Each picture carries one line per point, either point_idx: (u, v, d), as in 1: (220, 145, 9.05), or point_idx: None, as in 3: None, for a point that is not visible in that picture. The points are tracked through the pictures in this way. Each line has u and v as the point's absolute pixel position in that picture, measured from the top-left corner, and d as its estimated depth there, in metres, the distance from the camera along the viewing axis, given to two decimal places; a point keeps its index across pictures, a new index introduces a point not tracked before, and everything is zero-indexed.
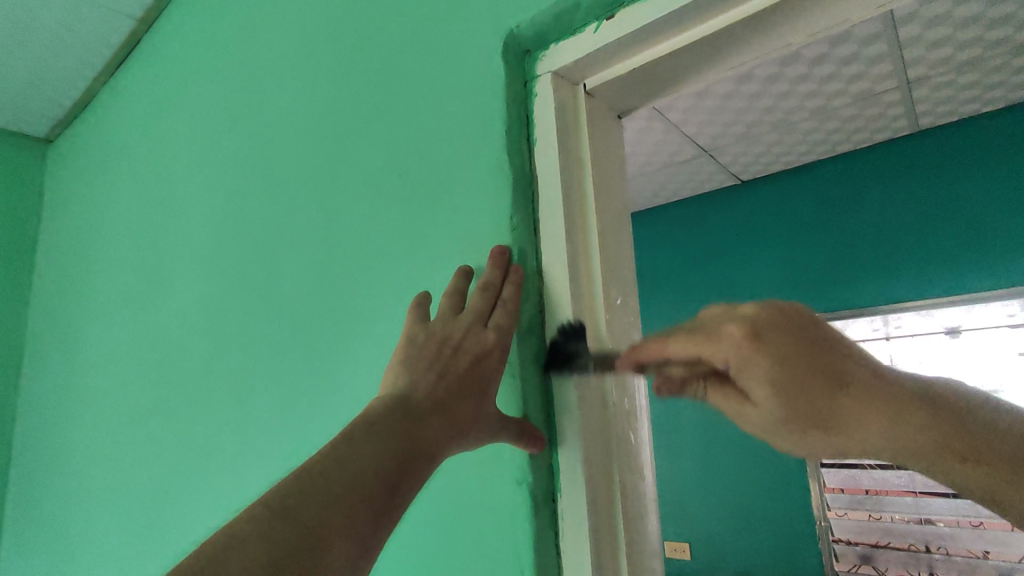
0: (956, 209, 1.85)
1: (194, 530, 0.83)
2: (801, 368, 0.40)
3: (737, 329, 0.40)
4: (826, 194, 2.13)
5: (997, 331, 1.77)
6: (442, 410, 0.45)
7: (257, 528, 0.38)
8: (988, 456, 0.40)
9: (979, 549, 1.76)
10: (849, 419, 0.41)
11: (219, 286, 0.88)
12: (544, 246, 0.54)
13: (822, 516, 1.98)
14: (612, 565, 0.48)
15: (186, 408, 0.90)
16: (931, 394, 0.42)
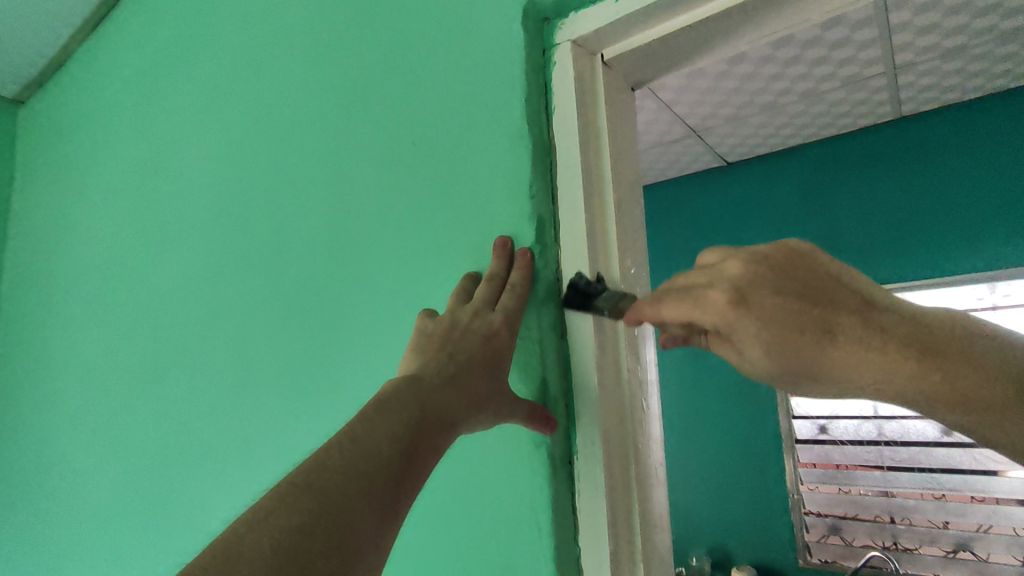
0: (949, 190, 1.84)
1: (189, 483, 0.89)
2: (786, 327, 0.39)
3: (720, 296, 0.39)
4: (827, 165, 2.08)
5: (967, 315, 1.77)
6: (454, 381, 0.47)
7: (282, 501, 0.39)
8: (993, 398, 0.37)
9: (939, 519, 1.82)
10: (856, 375, 0.39)
11: (216, 252, 0.92)
12: (563, 215, 0.54)
13: (794, 489, 2.03)
14: (626, 523, 0.51)
15: (192, 381, 0.92)
16: (934, 333, 0.39)
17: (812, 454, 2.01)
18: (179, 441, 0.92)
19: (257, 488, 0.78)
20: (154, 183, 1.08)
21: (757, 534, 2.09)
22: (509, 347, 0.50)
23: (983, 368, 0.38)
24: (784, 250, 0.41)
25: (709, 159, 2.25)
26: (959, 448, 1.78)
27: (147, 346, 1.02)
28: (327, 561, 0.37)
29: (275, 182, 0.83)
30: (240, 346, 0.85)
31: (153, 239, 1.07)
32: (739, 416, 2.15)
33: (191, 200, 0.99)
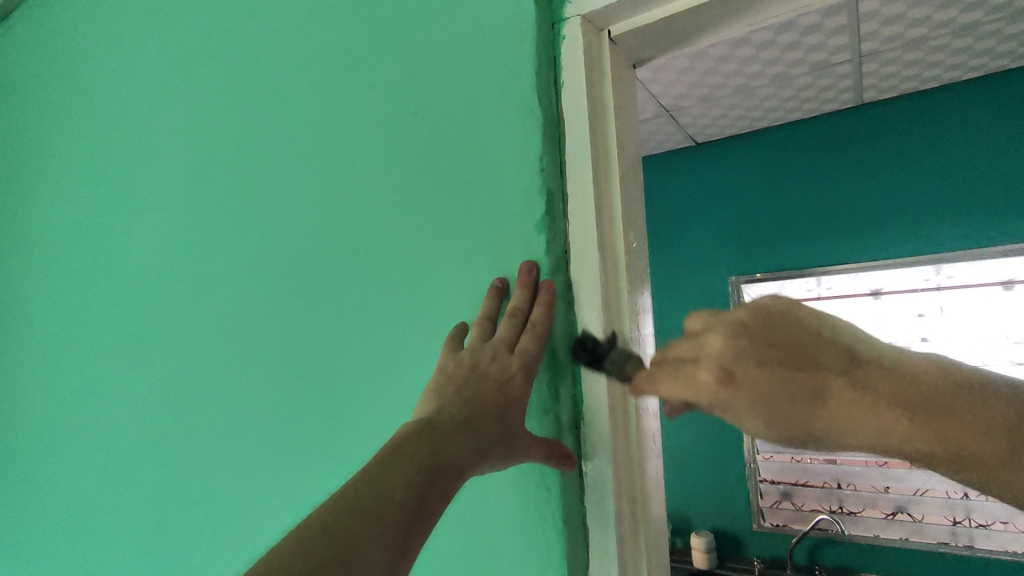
0: (905, 173, 1.88)
1: (126, 496, 0.82)
2: (778, 400, 0.36)
3: (707, 376, 0.36)
4: (794, 148, 2.10)
5: (915, 295, 1.86)
6: (466, 428, 0.44)
7: (293, 551, 0.37)
8: (981, 453, 0.36)
9: (881, 484, 1.94)
10: (841, 434, 0.37)
11: (157, 243, 0.84)
12: (570, 187, 0.52)
13: (751, 459, 2.13)
14: (633, 532, 0.49)
15: (134, 395, 0.84)
16: (926, 382, 0.36)
17: None
18: (120, 463, 0.84)
19: (216, 516, 0.73)
20: (89, 170, 0.97)
21: (715, 500, 2.20)
22: (524, 398, 0.46)
23: (971, 421, 0.36)
24: (768, 307, 0.37)
25: (680, 138, 2.25)
26: None
27: (76, 350, 0.92)
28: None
29: (233, 180, 0.76)
30: (194, 357, 0.78)
31: (82, 234, 0.95)
32: None
33: (132, 195, 0.89)
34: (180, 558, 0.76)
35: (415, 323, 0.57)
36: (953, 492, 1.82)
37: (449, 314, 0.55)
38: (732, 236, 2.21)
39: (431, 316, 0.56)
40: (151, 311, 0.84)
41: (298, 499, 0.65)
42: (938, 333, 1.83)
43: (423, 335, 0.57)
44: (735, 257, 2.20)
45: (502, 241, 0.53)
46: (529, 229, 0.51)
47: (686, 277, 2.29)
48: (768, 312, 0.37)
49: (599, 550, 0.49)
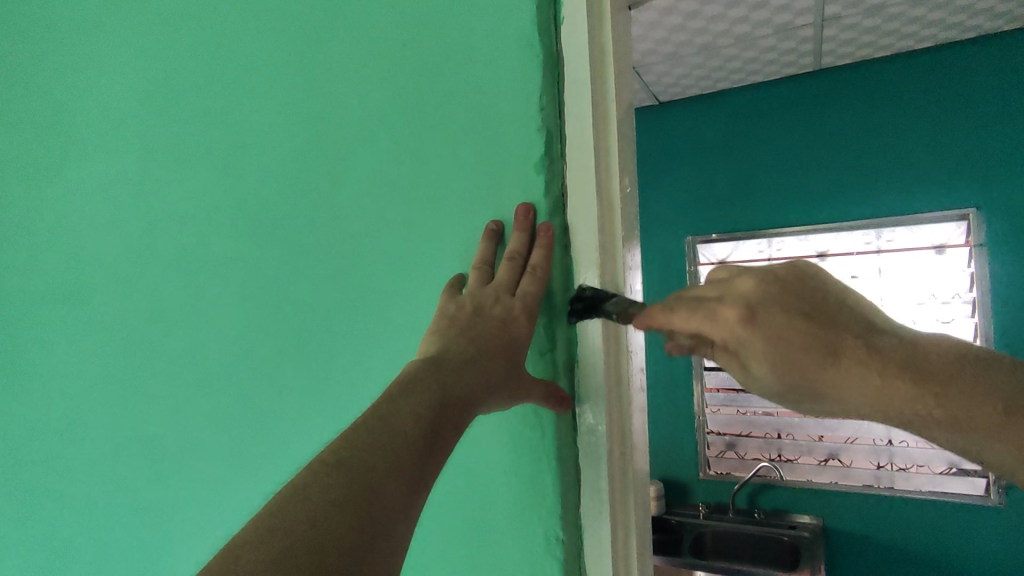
0: (856, 139, 1.95)
1: (106, 445, 0.81)
2: (791, 343, 0.41)
3: (731, 310, 0.41)
4: (754, 112, 2.11)
5: (857, 256, 1.96)
6: (472, 363, 0.45)
7: (313, 478, 0.36)
8: (993, 430, 0.40)
9: (816, 434, 2.06)
10: (844, 389, 0.42)
11: (128, 188, 0.80)
12: (570, 127, 0.51)
13: (700, 412, 2.23)
14: (622, 470, 0.51)
15: (106, 349, 0.81)
16: (941, 365, 0.42)
17: (718, 380, 2.20)
18: (95, 417, 0.82)
19: (199, 473, 0.72)
20: (35, 112, 0.90)
21: (664, 452, 2.30)
22: (528, 337, 0.47)
23: (986, 396, 0.41)
24: (793, 269, 0.44)
25: (643, 96, 2.21)
26: None
27: (37, 303, 0.88)
28: (356, 537, 0.34)
29: (205, 125, 0.72)
30: (169, 312, 0.75)
31: (36, 183, 0.89)
32: (656, 347, 2.28)
33: (93, 142, 0.84)
34: (162, 517, 0.76)
35: (407, 275, 0.56)
36: (880, 439, 1.96)
37: (442, 260, 0.54)
38: (691, 197, 2.23)
39: (422, 262, 0.55)
40: (119, 265, 0.80)
41: (285, 454, 0.65)
42: (875, 293, 1.93)
43: (414, 283, 0.56)
44: (692, 218, 2.23)
45: (500, 184, 0.52)
46: (529, 168, 0.50)
47: (645, 237, 2.33)
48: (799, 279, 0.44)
49: (592, 488, 0.50)
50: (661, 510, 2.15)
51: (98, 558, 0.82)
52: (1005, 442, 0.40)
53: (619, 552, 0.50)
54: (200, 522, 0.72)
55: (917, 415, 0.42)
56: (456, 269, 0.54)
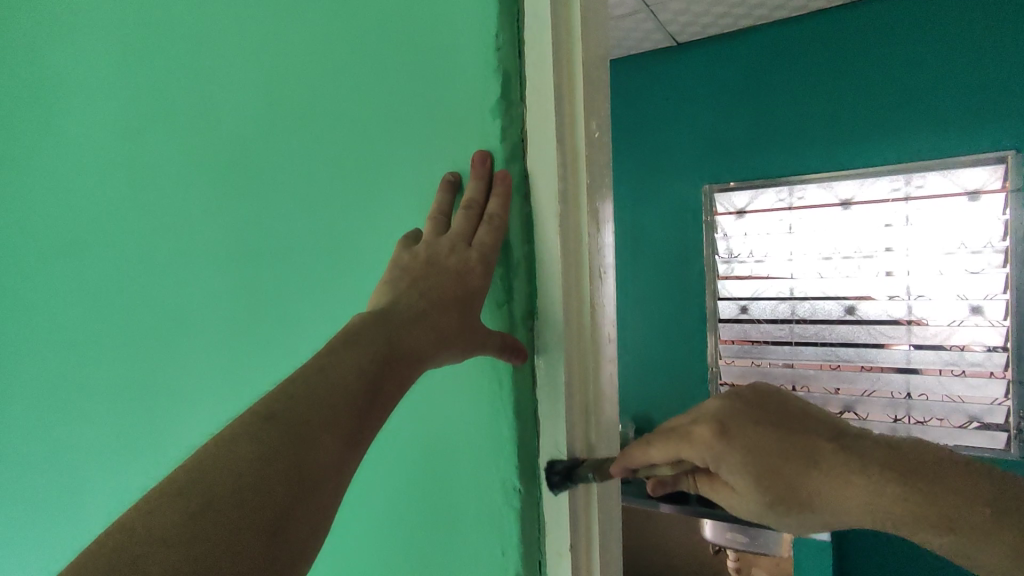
0: (886, 80, 1.82)
1: (90, 406, 0.81)
2: (767, 458, 0.43)
3: (705, 429, 0.44)
4: (777, 52, 1.98)
5: (883, 205, 1.84)
6: (422, 319, 0.44)
7: (245, 432, 0.36)
8: (975, 516, 0.42)
9: (832, 386, 1.99)
10: (829, 498, 0.43)
11: (103, 145, 0.77)
12: (529, 65, 0.47)
13: (713, 362, 2.18)
14: (582, 423, 0.50)
15: (82, 309, 0.81)
16: (907, 458, 0.44)
17: (732, 332, 2.14)
18: (77, 374, 0.82)
19: (182, 429, 0.72)
20: (10, 70, 0.88)
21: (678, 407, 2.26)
22: (484, 288, 0.46)
23: (960, 490, 0.43)
24: (756, 395, 0.49)
25: (659, 38, 2.09)
26: (860, 326, 1.92)
27: (19, 261, 0.88)
28: (284, 490, 0.34)
29: (170, 79, 0.69)
30: (142, 270, 0.74)
31: (14, 143, 0.88)
32: (671, 300, 2.26)
33: (63, 98, 0.82)
34: (149, 472, 0.76)
35: (368, 226, 0.54)
36: (898, 392, 1.88)
37: (403, 211, 0.52)
38: (708, 145, 2.14)
39: (383, 212, 0.53)
40: (93, 224, 0.79)
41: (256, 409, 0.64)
42: (902, 244, 1.82)
43: (374, 233, 0.54)
44: (710, 168, 2.15)
45: (458, 134, 0.49)
46: (485, 116, 0.47)
47: (662, 188, 2.25)
48: (757, 398, 0.48)
49: (551, 440, 0.49)
50: None
51: (89, 515, 0.83)
52: (981, 530, 0.42)
53: (577, 504, 0.50)
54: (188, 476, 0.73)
55: (907, 516, 0.42)
56: (417, 221, 0.52)
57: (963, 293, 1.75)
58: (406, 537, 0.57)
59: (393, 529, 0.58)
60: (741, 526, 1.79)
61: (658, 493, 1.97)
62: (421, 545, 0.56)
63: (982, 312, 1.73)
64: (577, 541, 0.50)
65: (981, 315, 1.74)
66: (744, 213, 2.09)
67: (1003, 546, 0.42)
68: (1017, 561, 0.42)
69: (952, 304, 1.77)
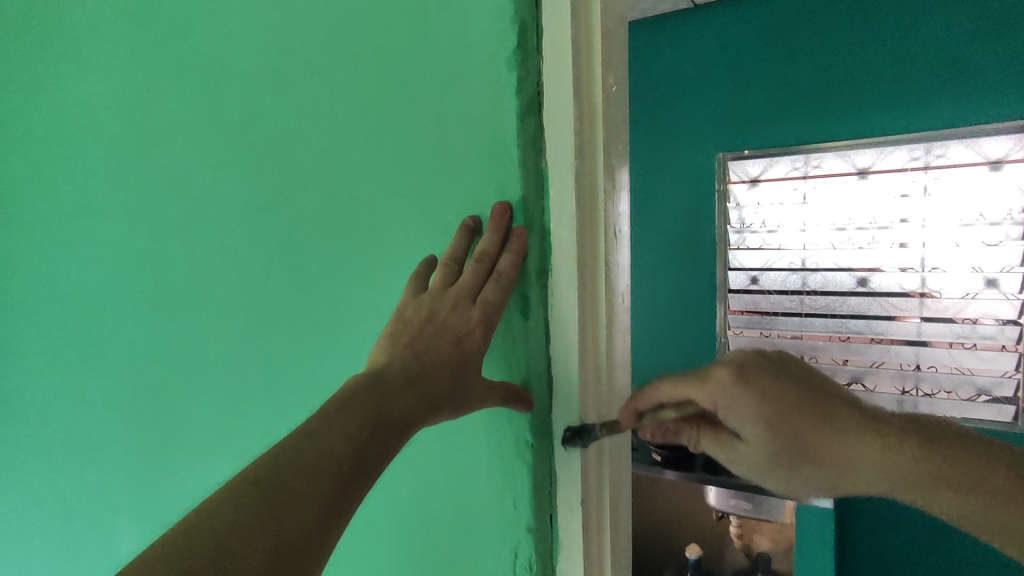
0: (913, 44, 1.74)
1: (113, 397, 0.84)
2: (783, 407, 0.48)
3: (724, 370, 0.47)
4: (801, 13, 1.89)
5: (902, 174, 1.80)
6: (416, 383, 0.44)
7: (229, 503, 0.38)
8: (973, 478, 0.47)
9: (840, 357, 1.98)
10: (838, 448, 0.48)
11: (115, 143, 0.78)
12: (547, 19, 0.45)
13: (721, 332, 2.17)
14: (595, 420, 0.50)
15: (110, 310, 0.83)
16: (914, 424, 0.49)
17: (742, 302, 2.12)
18: (102, 362, 0.84)
19: (201, 422, 0.75)
20: (18, 60, 0.87)
21: None
22: (482, 349, 0.45)
23: (961, 454, 0.48)
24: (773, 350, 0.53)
25: None
26: (871, 297, 1.89)
27: (39, 251, 0.89)
28: (259, 559, 0.36)
29: (185, 84, 0.68)
30: (164, 272, 0.75)
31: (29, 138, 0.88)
32: (681, 271, 2.23)
33: (73, 91, 0.82)
34: (172, 463, 0.79)
35: (385, 238, 0.54)
36: (907, 364, 1.87)
37: (417, 215, 0.52)
38: (724, 110, 2.07)
39: (398, 224, 0.53)
40: (113, 224, 0.80)
41: (282, 410, 0.66)
42: (918, 214, 1.79)
43: (389, 240, 0.54)
44: (725, 134, 2.07)
45: (470, 115, 0.47)
46: (501, 66, 0.45)
47: (675, 155, 2.19)
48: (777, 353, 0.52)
49: (563, 445, 0.50)
50: None
51: (117, 499, 0.87)
52: (981, 493, 0.47)
53: (590, 508, 0.51)
54: (206, 471, 0.76)
55: (907, 471, 0.47)
56: (433, 252, 0.52)
57: (978, 265, 1.72)
58: (414, 537, 0.58)
59: (399, 534, 0.59)
60: (744, 493, 1.76)
61: (664, 459, 1.92)
62: (431, 550, 0.57)
63: (997, 285, 1.71)
64: (587, 497, 0.51)
65: (996, 288, 1.72)
66: (758, 182, 2.04)
67: (999, 509, 0.47)
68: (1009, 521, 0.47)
69: (966, 276, 1.74)
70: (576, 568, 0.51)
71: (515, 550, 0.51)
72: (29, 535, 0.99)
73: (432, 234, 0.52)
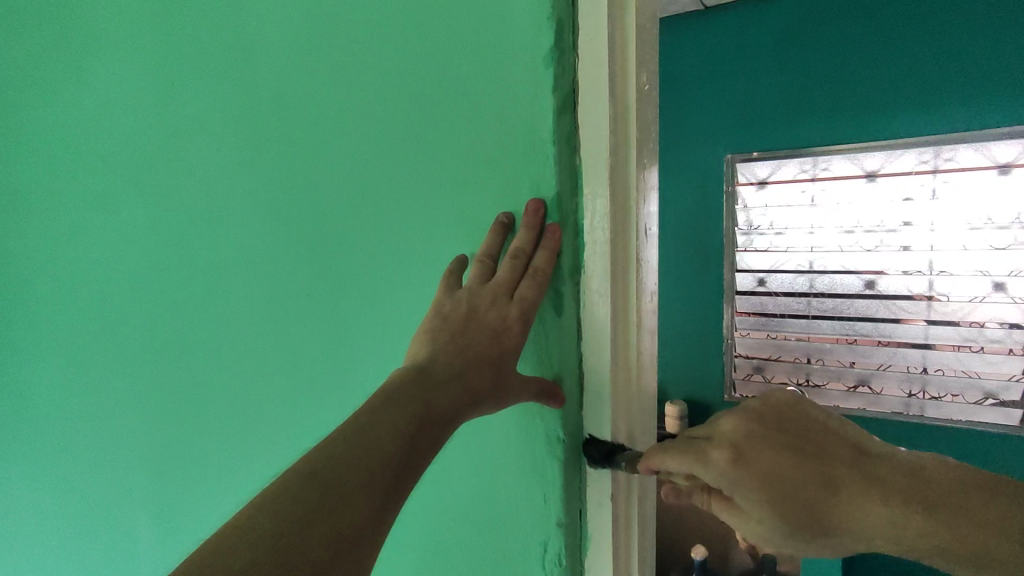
0: (920, 50, 1.75)
1: (138, 394, 0.86)
2: (785, 494, 0.43)
3: (719, 453, 0.43)
4: (810, 17, 1.89)
5: (910, 177, 1.79)
6: (458, 378, 0.45)
7: (288, 495, 0.39)
8: (1006, 545, 0.41)
9: (848, 359, 1.98)
10: (849, 528, 0.43)
11: (141, 146, 0.79)
12: (583, 14, 0.46)
13: (728, 334, 2.16)
14: (626, 416, 0.51)
15: (134, 309, 0.84)
16: (927, 488, 0.43)
17: (750, 304, 2.09)
18: (125, 357, 0.86)
19: (226, 419, 0.76)
20: (36, 60, 0.88)
21: (689, 379, 2.26)
22: (520, 346, 0.46)
23: (985, 520, 0.42)
24: (776, 405, 0.46)
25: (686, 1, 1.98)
26: (879, 301, 1.89)
27: (60, 246, 0.90)
28: (321, 546, 0.37)
29: (212, 86, 0.70)
30: (189, 265, 0.76)
31: (53, 131, 0.89)
32: (688, 273, 2.22)
33: (93, 92, 0.83)
34: (198, 461, 0.80)
35: (417, 236, 0.55)
36: (914, 366, 1.88)
37: (449, 211, 0.53)
38: (732, 110, 2.05)
39: (429, 221, 0.54)
40: (137, 217, 0.81)
41: (308, 402, 0.67)
42: (927, 218, 1.78)
43: (421, 238, 0.55)
44: (733, 136, 2.06)
45: (506, 115, 0.48)
46: (538, 64, 0.46)
47: (683, 157, 2.16)
48: (779, 412, 0.46)
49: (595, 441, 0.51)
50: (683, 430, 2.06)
51: (142, 495, 0.88)
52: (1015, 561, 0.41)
53: (620, 501, 0.52)
54: (234, 469, 0.77)
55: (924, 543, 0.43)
56: (464, 251, 0.53)
57: (985, 269, 1.73)
58: (442, 527, 0.59)
59: (427, 528, 0.60)
60: None
61: None
62: (459, 544, 0.58)
63: (1005, 288, 1.72)
64: (617, 490, 0.51)
65: (1003, 292, 1.72)
66: (766, 184, 2.02)
67: None
68: None
69: (973, 279, 1.75)
70: (605, 560, 0.52)
71: (546, 543, 0.52)
72: (51, 531, 1.00)
73: (463, 231, 0.52)
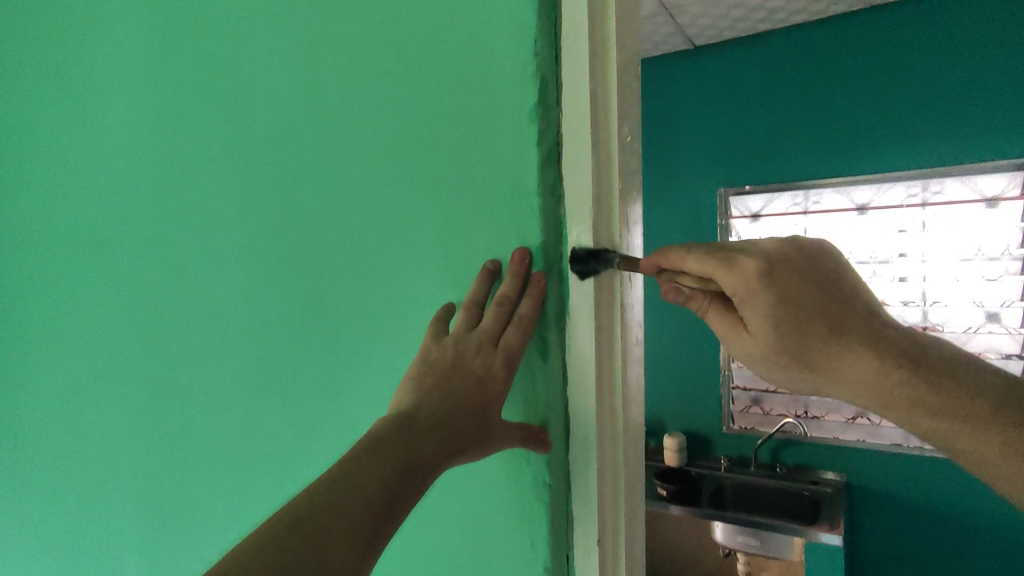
0: (902, 86, 1.79)
1: (131, 435, 0.85)
2: (797, 314, 0.49)
3: (752, 263, 0.48)
4: (795, 56, 1.94)
5: (900, 211, 1.83)
6: (442, 425, 0.46)
7: (271, 543, 0.39)
8: (964, 412, 0.50)
9: None
10: (838, 360, 0.51)
11: (139, 190, 0.80)
12: (567, 71, 0.48)
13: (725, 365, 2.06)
14: (610, 462, 0.51)
15: (127, 349, 0.84)
16: (920, 354, 0.51)
17: None
18: (118, 397, 0.86)
19: (217, 459, 0.76)
20: (39, 106, 0.90)
21: None
22: (504, 392, 0.47)
23: (958, 390, 0.51)
24: (818, 249, 0.52)
25: (676, 40, 2.04)
26: None
27: (57, 286, 0.91)
28: None
29: (209, 132, 0.72)
30: (184, 304, 0.77)
31: (52, 173, 0.91)
32: None
33: (93, 137, 0.85)
34: (188, 502, 0.80)
35: (409, 281, 0.56)
36: None
37: (438, 258, 0.54)
38: (723, 145, 2.09)
39: (419, 266, 0.55)
40: (134, 256, 0.82)
41: (298, 442, 0.67)
42: (919, 250, 1.81)
43: (412, 282, 0.56)
44: (724, 170, 2.10)
45: (493, 167, 0.50)
46: (524, 119, 0.48)
47: (676, 190, 2.19)
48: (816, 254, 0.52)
49: (580, 486, 0.51)
50: (682, 463, 2.04)
51: (131, 538, 0.87)
52: (965, 426, 0.50)
53: (607, 546, 0.52)
54: (223, 511, 0.76)
55: (896, 394, 0.50)
56: (451, 299, 0.54)
57: (980, 300, 1.75)
58: (431, 570, 0.58)
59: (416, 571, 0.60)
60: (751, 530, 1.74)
61: (670, 495, 1.89)
62: None
63: (999, 319, 1.73)
64: (604, 536, 0.52)
65: (998, 322, 1.73)
66: (759, 217, 2.06)
67: (975, 444, 0.50)
68: (991, 455, 0.50)
69: (968, 310, 1.76)
70: None
71: None
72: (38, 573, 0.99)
73: (453, 277, 0.54)
